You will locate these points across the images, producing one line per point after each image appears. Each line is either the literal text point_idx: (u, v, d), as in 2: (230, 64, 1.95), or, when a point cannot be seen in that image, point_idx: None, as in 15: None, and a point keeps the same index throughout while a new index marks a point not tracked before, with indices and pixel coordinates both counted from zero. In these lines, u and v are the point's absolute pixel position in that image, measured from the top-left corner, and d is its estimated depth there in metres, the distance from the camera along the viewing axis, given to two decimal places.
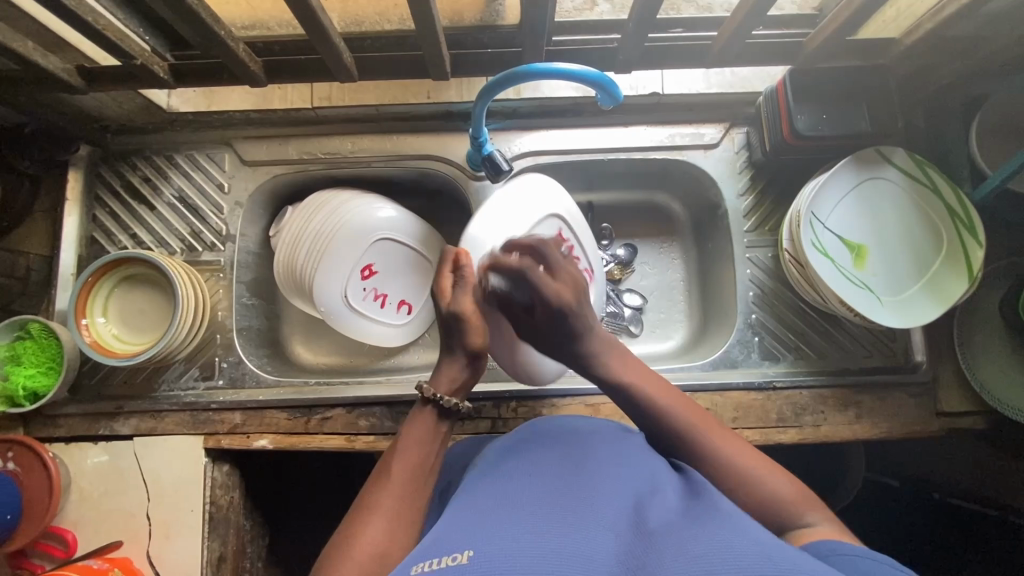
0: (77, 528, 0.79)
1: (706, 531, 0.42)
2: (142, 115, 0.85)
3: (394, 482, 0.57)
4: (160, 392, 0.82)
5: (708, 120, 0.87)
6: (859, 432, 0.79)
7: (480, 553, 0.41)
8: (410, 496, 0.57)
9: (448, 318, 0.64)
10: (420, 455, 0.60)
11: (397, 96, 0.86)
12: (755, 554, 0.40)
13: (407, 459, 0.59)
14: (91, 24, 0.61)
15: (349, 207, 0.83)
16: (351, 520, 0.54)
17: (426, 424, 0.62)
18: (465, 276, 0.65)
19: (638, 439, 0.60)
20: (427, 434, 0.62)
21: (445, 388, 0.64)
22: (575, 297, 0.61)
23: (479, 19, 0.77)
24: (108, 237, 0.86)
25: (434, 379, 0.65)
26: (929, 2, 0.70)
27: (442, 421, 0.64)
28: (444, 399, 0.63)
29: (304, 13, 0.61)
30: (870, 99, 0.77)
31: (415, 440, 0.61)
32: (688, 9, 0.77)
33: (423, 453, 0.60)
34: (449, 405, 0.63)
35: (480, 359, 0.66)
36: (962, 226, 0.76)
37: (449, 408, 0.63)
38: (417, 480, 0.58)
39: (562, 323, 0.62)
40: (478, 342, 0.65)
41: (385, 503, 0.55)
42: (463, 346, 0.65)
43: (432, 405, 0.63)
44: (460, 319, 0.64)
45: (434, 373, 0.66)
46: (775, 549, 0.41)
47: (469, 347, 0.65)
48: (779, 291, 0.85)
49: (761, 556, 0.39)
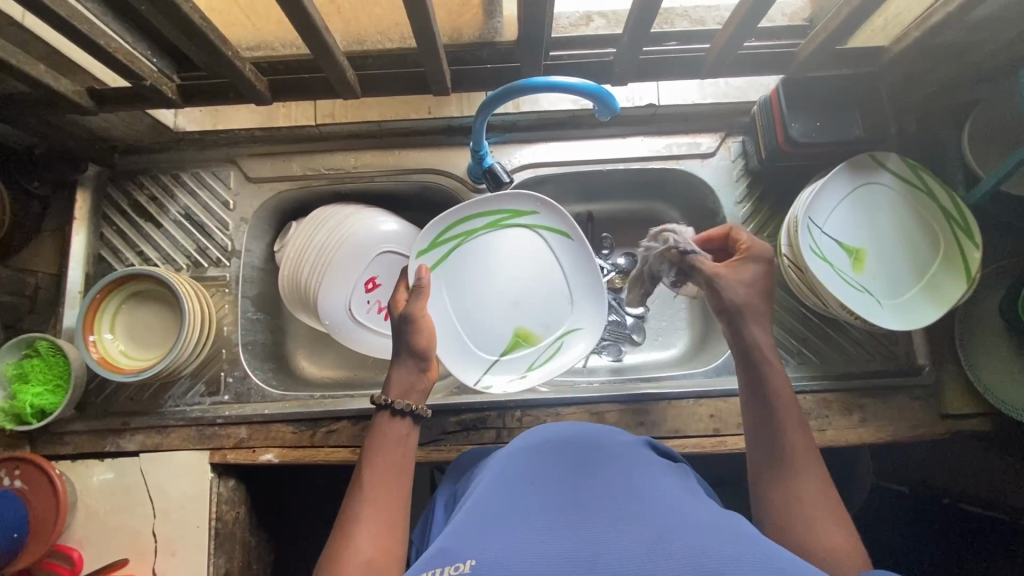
0: (83, 547, 0.79)
1: (709, 532, 0.43)
2: (149, 135, 0.87)
3: (373, 490, 0.57)
4: (166, 408, 0.83)
5: (704, 131, 0.88)
6: (865, 436, 0.79)
7: (483, 561, 0.41)
8: (391, 505, 0.57)
9: (399, 323, 0.67)
10: (394, 465, 0.60)
11: (399, 111, 0.88)
12: (759, 554, 0.40)
13: (383, 464, 0.60)
14: (103, 47, 0.63)
15: (352, 222, 0.84)
16: (337, 534, 0.54)
17: (390, 434, 0.62)
18: (421, 286, 0.68)
19: (638, 446, 0.61)
20: (391, 440, 0.62)
21: (396, 395, 0.64)
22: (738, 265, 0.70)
23: (479, 36, 0.78)
24: (116, 255, 0.87)
25: (385, 386, 0.65)
26: (916, 11, 0.72)
27: (403, 422, 0.63)
28: (397, 402, 0.62)
29: (310, 33, 0.63)
30: (862, 107, 0.79)
31: (385, 447, 0.61)
32: (682, 23, 0.78)
33: (393, 462, 0.60)
34: (404, 406, 0.62)
35: (427, 361, 0.67)
36: (958, 229, 0.77)
37: (405, 409, 0.63)
38: (396, 490, 0.58)
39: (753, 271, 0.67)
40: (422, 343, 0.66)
41: (371, 508, 0.56)
42: (408, 347, 0.66)
43: (388, 408, 0.63)
44: (415, 322, 0.67)
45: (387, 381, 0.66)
46: (776, 550, 0.41)
47: (415, 347, 0.66)
48: (779, 296, 0.86)
49: (765, 555, 0.40)
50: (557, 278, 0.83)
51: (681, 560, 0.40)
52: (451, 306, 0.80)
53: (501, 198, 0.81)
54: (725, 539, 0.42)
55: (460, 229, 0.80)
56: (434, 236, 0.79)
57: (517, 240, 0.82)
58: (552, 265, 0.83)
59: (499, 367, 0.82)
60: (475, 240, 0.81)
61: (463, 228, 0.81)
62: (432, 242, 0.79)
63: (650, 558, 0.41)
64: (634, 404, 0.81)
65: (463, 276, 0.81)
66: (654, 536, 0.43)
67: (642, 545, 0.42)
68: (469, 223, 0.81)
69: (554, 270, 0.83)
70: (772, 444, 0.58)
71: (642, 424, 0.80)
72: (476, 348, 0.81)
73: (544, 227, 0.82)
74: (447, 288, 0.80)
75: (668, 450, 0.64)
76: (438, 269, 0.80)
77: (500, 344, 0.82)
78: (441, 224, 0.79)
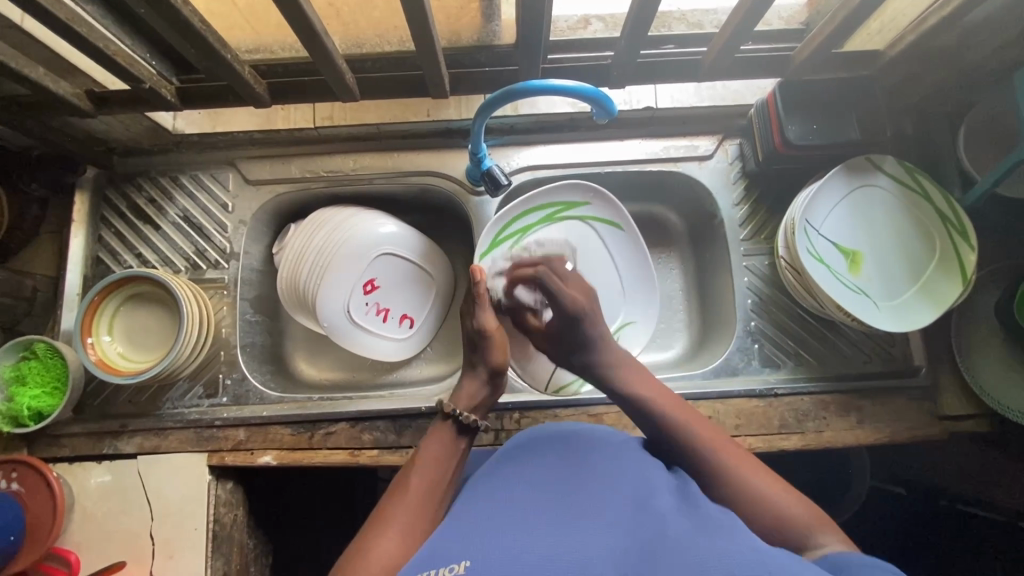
0: (80, 549, 0.79)
1: (700, 532, 0.43)
2: (148, 137, 0.87)
3: (412, 494, 0.58)
4: (164, 410, 0.83)
5: (702, 133, 0.89)
6: (862, 437, 0.79)
7: (476, 562, 0.42)
8: (424, 512, 0.57)
9: (474, 335, 0.71)
10: (436, 474, 0.61)
11: (397, 114, 0.89)
12: (747, 554, 0.40)
13: (426, 472, 0.61)
14: (102, 50, 0.63)
15: (350, 223, 0.84)
16: (366, 531, 0.55)
17: (443, 443, 0.64)
18: (480, 294, 0.71)
19: (633, 446, 0.61)
20: (443, 450, 0.63)
21: (464, 405, 0.68)
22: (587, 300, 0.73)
23: (477, 40, 0.79)
24: (114, 257, 0.87)
25: (455, 395, 0.69)
26: (911, 15, 0.72)
27: (460, 439, 0.66)
28: (462, 415, 0.66)
29: (309, 36, 0.63)
30: (859, 110, 0.79)
31: (434, 455, 0.63)
32: (679, 27, 0.79)
33: (436, 470, 0.61)
34: (467, 420, 0.65)
35: (498, 376, 0.71)
36: (954, 232, 0.77)
37: (467, 424, 0.65)
38: (431, 496, 0.59)
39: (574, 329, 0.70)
40: (496, 359, 0.70)
41: (405, 510, 0.56)
42: (485, 362, 0.70)
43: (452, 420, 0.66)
44: (484, 334, 0.70)
45: (455, 392, 0.70)
46: (766, 549, 0.41)
47: (490, 361, 0.70)
48: (777, 299, 0.86)
49: (752, 555, 0.40)
50: (610, 268, 0.89)
51: (670, 559, 0.40)
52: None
53: (554, 192, 0.86)
54: (715, 538, 0.43)
55: (519, 225, 0.86)
56: (494, 237, 0.84)
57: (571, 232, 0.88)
58: (605, 255, 0.89)
59: (558, 370, 0.87)
60: (533, 235, 0.86)
61: (520, 225, 0.86)
62: (492, 243, 0.84)
63: (643, 554, 0.41)
64: None
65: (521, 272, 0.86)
66: (645, 538, 0.43)
67: (634, 544, 0.43)
68: (524, 219, 0.86)
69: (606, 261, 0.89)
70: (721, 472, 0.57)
71: (640, 425, 0.81)
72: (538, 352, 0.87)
73: (596, 218, 0.88)
74: None
75: None
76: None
77: None
78: (501, 222, 0.84)
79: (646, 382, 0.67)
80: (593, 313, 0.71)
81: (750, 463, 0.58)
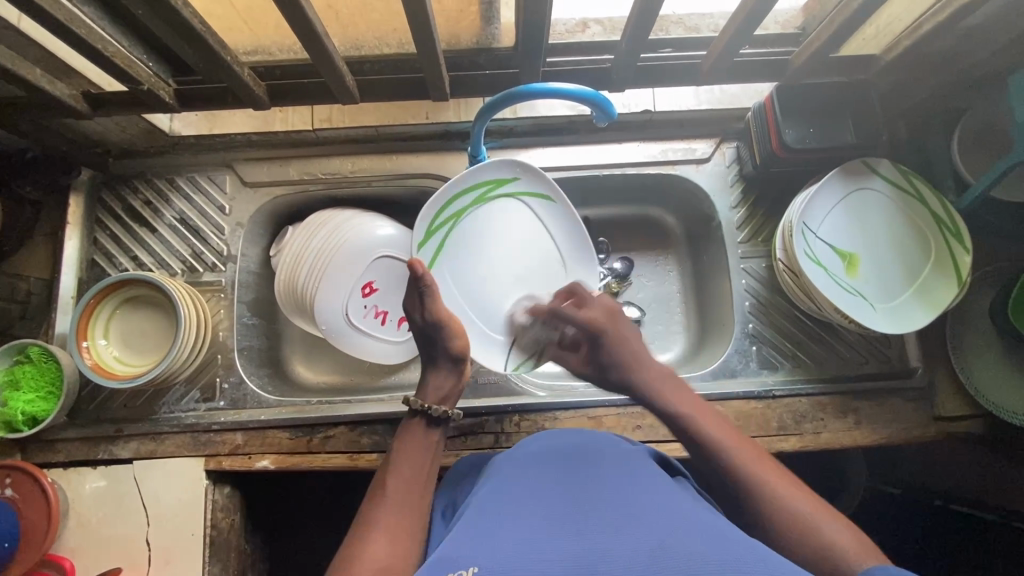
0: (75, 556, 0.77)
1: (710, 540, 0.43)
2: (145, 139, 0.86)
3: (393, 493, 0.59)
4: (160, 414, 0.82)
5: (699, 136, 0.89)
6: (859, 439, 0.80)
7: (485, 568, 0.41)
8: (411, 513, 0.57)
9: (428, 327, 0.71)
10: (415, 472, 0.62)
11: (396, 116, 0.89)
12: (756, 561, 0.41)
13: (404, 472, 0.62)
14: (101, 52, 0.62)
15: (348, 227, 0.84)
16: (355, 538, 0.55)
17: (417, 440, 0.66)
18: (428, 285, 0.69)
19: (639, 455, 0.61)
20: (418, 447, 0.65)
21: (433, 400, 0.69)
22: (609, 318, 0.77)
23: (476, 42, 0.79)
24: (109, 260, 0.86)
25: (423, 391, 0.70)
26: (907, 20, 0.73)
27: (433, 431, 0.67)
28: (432, 408, 0.67)
29: (311, 39, 0.63)
30: (854, 114, 0.80)
31: (408, 455, 0.64)
32: (676, 31, 0.79)
33: (415, 468, 0.63)
34: (438, 413, 0.67)
35: (463, 362, 0.72)
36: (949, 234, 0.78)
37: (439, 416, 0.67)
38: (415, 497, 0.60)
39: (596, 347, 0.76)
40: (457, 347, 0.70)
41: (390, 512, 0.57)
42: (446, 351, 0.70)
43: (421, 415, 0.67)
44: (438, 324, 0.70)
45: (423, 386, 0.71)
46: (770, 554, 0.42)
47: (452, 351, 0.71)
48: (775, 300, 0.86)
49: (761, 564, 0.40)
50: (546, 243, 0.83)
51: (681, 564, 0.40)
52: (457, 296, 0.81)
53: (482, 171, 0.80)
54: (725, 542, 0.43)
55: (450, 210, 0.80)
56: (428, 224, 0.79)
57: (504, 211, 0.82)
58: (539, 231, 0.83)
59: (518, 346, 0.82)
60: (466, 219, 0.81)
61: (455, 208, 0.80)
62: (428, 231, 0.79)
63: (653, 562, 0.41)
64: (631, 408, 0.81)
65: (463, 260, 0.81)
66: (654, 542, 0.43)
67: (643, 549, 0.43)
68: (457, 203, 0.80)
69: (542, 239, 0.83)
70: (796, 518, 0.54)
71: (639, 427, 0.81)
72: (491, 332, 0.81)
73: (528, 193, 0.82)
74: (450, 279, 0.81)
75: (668, 459, 0.64)
76: (435, 257, 0.80)
77: (514, 323, 0.82)
78: (431, 211, 0.79)
79: (696, 407, 0.67)
80: (614, 333, 0.76)
81: (800, 491, 0.57)
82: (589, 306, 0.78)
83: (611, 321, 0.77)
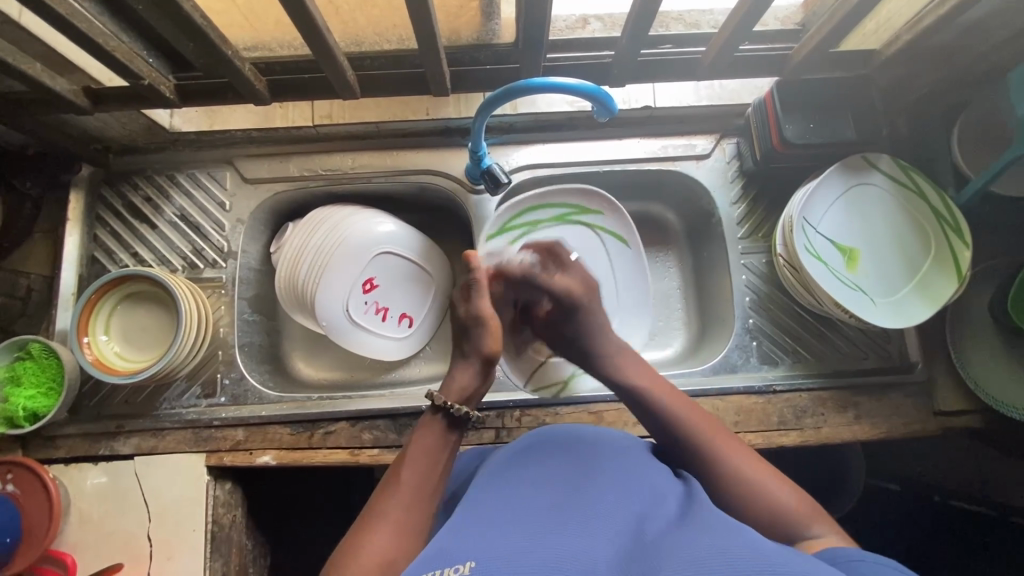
0: (77, 552, 0.77)
1: (704, 541, 0.44)
2: (145, 136, 0.86)
3: (403, 488, 0.58)
4: (161, 410, 0.82)
5: (699, 132, 0.89)
6: (859, 433, 0.80)
7: (482, 561, 0.42)
8: (416, 508, 0.57)
9: (467, 322, 0.71)
10: (428, 466, 0.61)
11: (397, 113, 0.90)
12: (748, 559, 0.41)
13: (417, 466, 0.60)
14: (102, 46, 0.62)
15: (348, 223, 0.84)
16: (359, 528, 0.55)
17: (434, 435, 0.64)
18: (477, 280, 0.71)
19: (639, 449, 0.61)
20: (434, 442, 0.63)
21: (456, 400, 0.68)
22: (586, 291, 0.77)
23: (476, 38, 0.79)
24: (109, 256, 0.86)
25: (448, 385, 0.69)
26: (907, 15, 0.73)
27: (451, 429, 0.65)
28: (454, 407, 0.64)
29: (312, 35, 0.63)
30: (854, 109, 0.80)
31: (424, 448, 0.62)
32: (677, 27, 0.79)
33: (428, 463, 0.61)
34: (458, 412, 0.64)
35: (491, 366, 0.71)
36: (947, 227, 0.78)
37: (460, 415, 0.65)
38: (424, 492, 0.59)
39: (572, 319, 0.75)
40: (490, 346, 0.70)
41: (395, 506, 0.57)
42: (478, 350, 0.70)
43: (443, 412, 0.65)
44: (479, 321, 0.70)
45: (448, 381, 0.69)
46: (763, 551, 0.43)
47: (485, 350, 0.70)
48: (775, 296, 0.87)
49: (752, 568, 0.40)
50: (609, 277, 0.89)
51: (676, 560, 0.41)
52: None
53: (570, 193, 0.87)
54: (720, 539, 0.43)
55: (527, 219, 0.87)
56: (502, 222, 0.86)
57: (578, 239, 0.89)
58: (610, 269, 0.89)
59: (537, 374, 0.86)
60: (539, 230, 0.88)
61: (531, 218, 0.87)
62: (502, 227, 0.86)
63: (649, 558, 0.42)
64: None
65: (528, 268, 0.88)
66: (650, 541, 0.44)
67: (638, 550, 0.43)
68: (536, 214, 0.87)
69: (606, 275, 0.89)
70: (744, 483, 0.57)
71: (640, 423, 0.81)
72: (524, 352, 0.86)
73: (605, 229, 0.89)
74: None
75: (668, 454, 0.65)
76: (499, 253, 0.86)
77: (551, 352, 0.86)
78: (512, 211, 0.86)
79: (659, 383, 0.68)
80: (592, 304, 0.76)
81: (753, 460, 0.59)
82: (564, 273, 0.78)
83: (588, 293, 0.76)
